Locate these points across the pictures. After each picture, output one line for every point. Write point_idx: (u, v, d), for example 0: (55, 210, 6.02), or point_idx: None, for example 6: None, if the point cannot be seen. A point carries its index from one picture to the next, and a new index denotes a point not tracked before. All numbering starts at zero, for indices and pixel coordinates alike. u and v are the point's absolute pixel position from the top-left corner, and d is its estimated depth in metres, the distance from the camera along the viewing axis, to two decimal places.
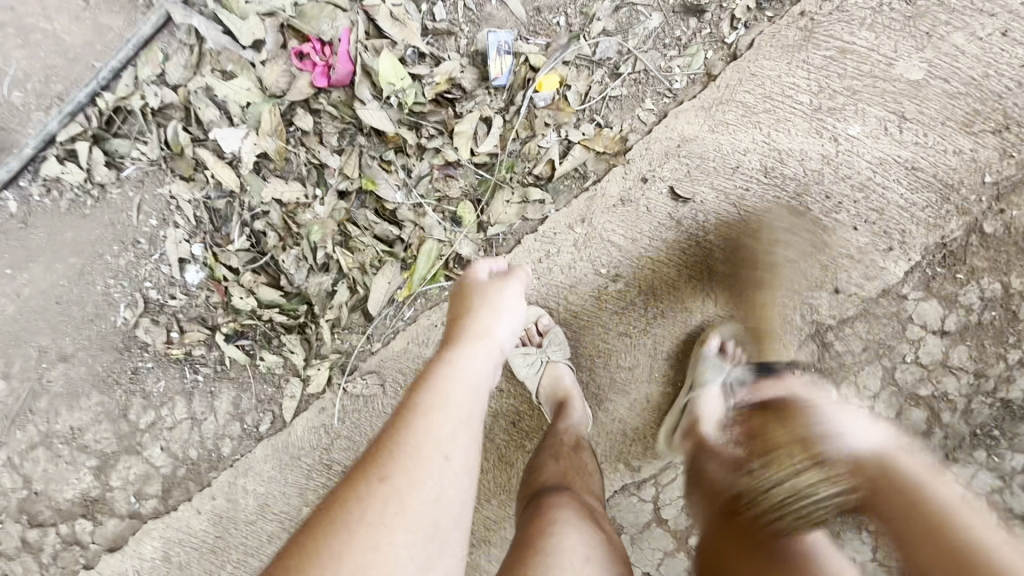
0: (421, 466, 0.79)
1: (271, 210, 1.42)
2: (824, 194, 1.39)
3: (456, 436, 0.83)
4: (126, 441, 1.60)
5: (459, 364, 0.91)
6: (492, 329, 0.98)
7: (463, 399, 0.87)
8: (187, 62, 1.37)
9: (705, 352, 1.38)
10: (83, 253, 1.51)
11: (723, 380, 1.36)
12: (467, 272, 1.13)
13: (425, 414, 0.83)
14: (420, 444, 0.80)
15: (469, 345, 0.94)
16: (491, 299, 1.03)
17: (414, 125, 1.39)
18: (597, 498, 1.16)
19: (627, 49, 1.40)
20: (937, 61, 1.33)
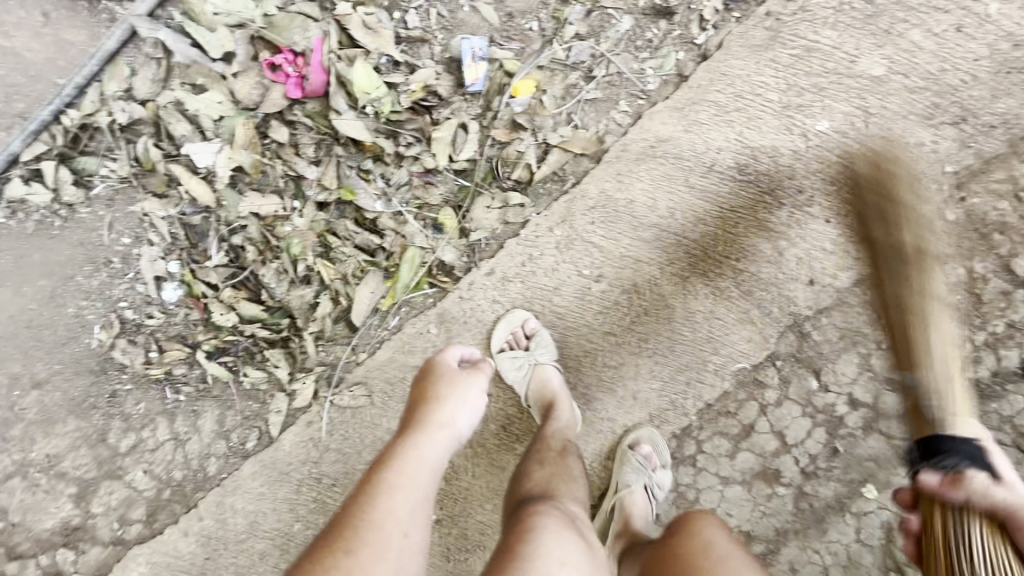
0: (384, 539, 0.91)
1: (249, 224, 1.39)
2: (796, 188, 1.43)
3: (414, 517, 0.96)
4: (107, 466, 1.56)
5: (419, 450, 1.06)
6: (452, 420, 1.13)
7: (423, 480, 1.02)
8: (155, 77, 1.34)
9: (631, 457, 1.44)
10: (53, 275, 1.47)
11: (648, 481, 1.43)
12: (435, 356, 1.29)
13: (389, 494, 0.97)
14: (384, 519, 0.93)
15: (430, 432, 1.10)
16: (452, 389, 1.19)
17: (392, 133, 1.39)
18: (581, 505, 1.17)
19: (600, 52, 1.43)
20: (896, 57, 1.39)
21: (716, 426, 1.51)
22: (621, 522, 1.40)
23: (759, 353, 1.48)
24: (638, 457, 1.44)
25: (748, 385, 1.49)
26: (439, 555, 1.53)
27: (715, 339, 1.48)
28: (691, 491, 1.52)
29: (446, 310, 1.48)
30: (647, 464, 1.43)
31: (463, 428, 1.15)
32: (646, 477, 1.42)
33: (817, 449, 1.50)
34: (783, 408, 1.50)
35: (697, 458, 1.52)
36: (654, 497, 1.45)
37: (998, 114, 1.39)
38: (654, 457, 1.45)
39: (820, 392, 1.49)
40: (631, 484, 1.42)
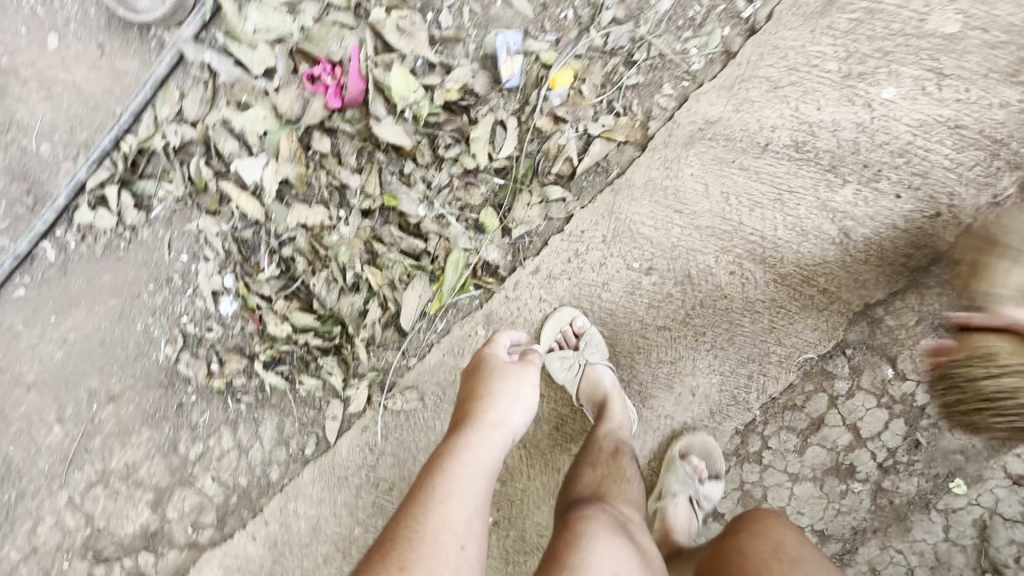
0: (441, 550, 0.91)
1: (297, 235, 1.40)
2: (863, 162, 1.32)
3: (471, 524, 0.96)
4: (179, 473, 1.64)
5: (472, 453, 1.03)
6: (505, 419, 1.11)
7: (478, 487, 1.00)
8: (203, 99, 1.38)
9: (679, 464, 1.39)
10: (122, 294, 1.55)
11: (694, 493, 1.37)
12: (485, 348, 1.29)
13: (443, 502, 0.95)
14: (437, 532, 0.92)
15: (483, 432, 1.07)
16: (505, 385, 1.17)
17: (431, 135, 1.38)
18: (633, 506, 1.16)
19: (639, 35, 1.38)
20: (973, 11, 1.25)
21: (783, 420, 1.43)
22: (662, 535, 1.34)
23: (826, 342, 1.39)
24: (688, 469, 1.38)
25: (815, 376, 1.41)
26: (497, 557, 1.52)
27: (779, 329, 1.39)
28: (758, 489, 1.45)
29: (493, 310, 1.46)
30: (696, 476, 1.38)
31: (516, 427, 1.13)
32: (693, 488, 1.37)
33: (897, 443, 1.40)
34: (857, 399, 1.41)
35: (762, 454, 1.45)
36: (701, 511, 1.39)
37: None
38: (705, 471, 1.39)
39: (897, 381, 1.39)
40: (676, 493, 1.37)
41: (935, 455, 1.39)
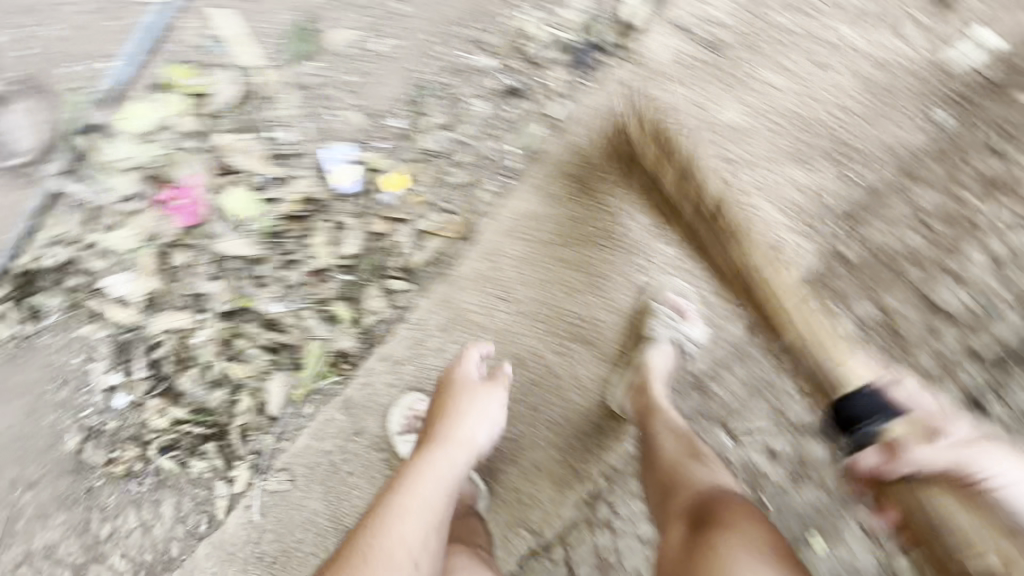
0: (393, 566, 1.03)
1: (165, 339, 1.55)
2: (668, 245, 1.40)
3: (427, 538, 1.09)
4: (91, 551, 1.77)
5: (433, 470, 1.19)
6: (468, 439, 1.27)
7: (433, 501, 1.14)
8: (80, 221, 1.53)
9: (661, 309, 1.38)
10: (30, 393, 1.71)
11: (676, 335, 1.38)
12: (457, 363, 1.39)
13: (398, 518, 1.09)
14: (393, 548, 1.05)
15: (447, 449, 1.23)
16: (470, 406, 1.31)
17: (275, 244, 1.51)
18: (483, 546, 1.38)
19: (460, 138, 1.47)
20: (751, 101, 1.33)
21: (627, 489, 1.49)
22: (640, 378, 1.38)
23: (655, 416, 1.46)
24: (670, 310, 1.39)
25: None
26: None
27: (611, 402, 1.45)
28: (613, 553, 1.50)
29: (350, 397, 1.57)
30: (678, 316, 1.38)
31: (478, 445, 1.28)
32: (679, 329, 1.38)
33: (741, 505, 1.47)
34: None
35: (612, 520, 1.50)
36: (684, 354, 1.41)
37: (874, 141, 1.32)
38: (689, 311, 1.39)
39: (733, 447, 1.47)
40: (660, 338, 1.37)
41: (785, 514, 1.47)
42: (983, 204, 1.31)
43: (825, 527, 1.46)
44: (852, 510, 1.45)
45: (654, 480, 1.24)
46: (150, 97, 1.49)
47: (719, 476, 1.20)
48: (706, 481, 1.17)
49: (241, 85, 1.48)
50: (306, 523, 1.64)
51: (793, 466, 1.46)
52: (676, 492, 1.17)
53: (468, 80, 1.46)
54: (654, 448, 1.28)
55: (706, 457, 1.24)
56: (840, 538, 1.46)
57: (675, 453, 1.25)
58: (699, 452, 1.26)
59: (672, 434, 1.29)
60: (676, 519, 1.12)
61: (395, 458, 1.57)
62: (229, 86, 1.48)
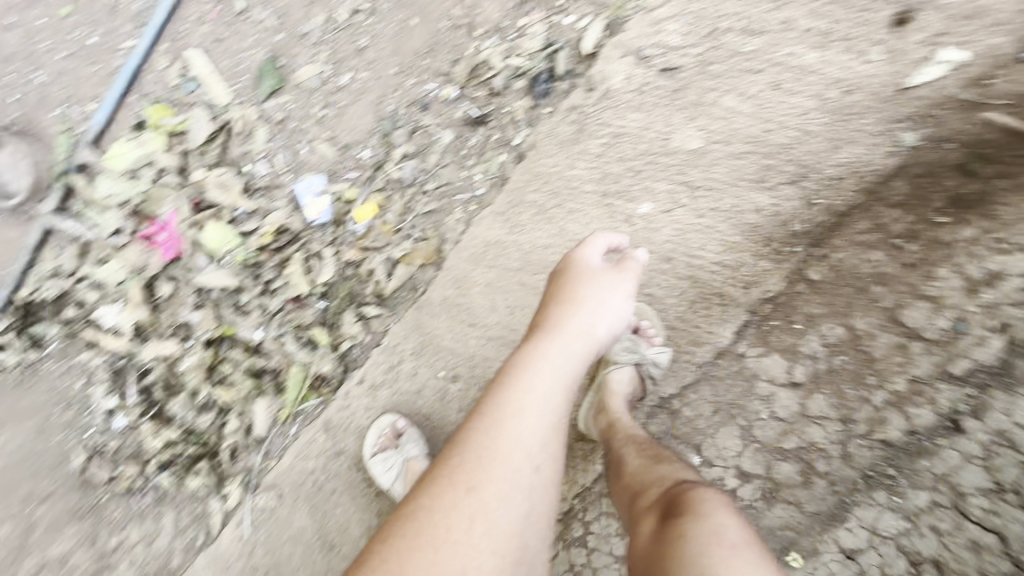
0: (511, 474, 0.80)
1: (155, 366, 1.63)
2: None
3: (547, 445, 0.84)
4: (103, 560, 1.82)
5: (548, 364, 0.88)
6: (589, 328, 0.94)
7: (554, 399, 0.86)
8: (75, 256, 1.62)
9: (624, 333, 1.36)
10: (40, 414, 1.82)
11: (641, 357, 1.36)
12: (576, 250, 1.05)
13: (513, 417, 0.83)
14: (509, 451, 0.81)
15: (564, 342, 0.91)
16: (590, 292, 0.98)
17: (254, 273, 1.57)
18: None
19: (427, 167, 1.50)
20: (712, 127, 1.32)
21: (600, 508, 1.50)
22: (602, 401, 1.33)
23: None
24: (632, 334, 1.37)
25: None
26: None
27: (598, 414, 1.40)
28: None
29: (330, 418, 1.62)
30: (640, 341, 1.37)
31: (604, 336, 0.95)
32: (642, 353, 1.36)
33: None
34: None
35: (587, 539, 1.50)
36: (648, 377, 1.39)
37: (841, 163, 1.30)
38: (652, 334, 1.39)
39: None
40: (621, 363, 1.33)
41: None
42: None
43: None
44: None
45: (620, 487, 1.09)
46: (132, 137, 1.56)
47: (689, 473, 1.04)
48: (673, 476, 1.02)
49: (216, 122, 1.53)
50: (293, 539, 1.68)
51: None
52: (644, 492, 1.01)
53: (434, 111, 1.48)
54: (619, 459, 1.16)
55: (671, 457, 1.09)
56: None
57: (638, 460, 1.11)
58: (664, 454, 1.11)
59: (634, 443, 1.18)
60: (642, 518, 0.95)
61: (375, 476, 1.62)
62: (204, 124, 1.53)
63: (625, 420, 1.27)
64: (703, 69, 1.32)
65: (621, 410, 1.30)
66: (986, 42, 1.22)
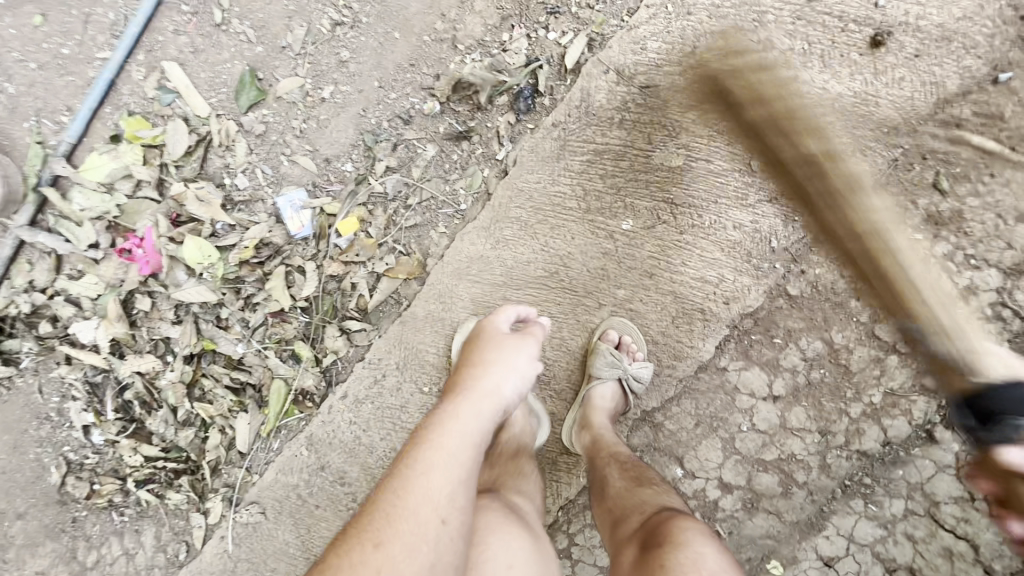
0: (418, 527, 0.88)
1: (134, 381, 1.59)
2: (616, 286, 1.40)
3: (455, 496, 0.93)
4: None
5: (457, 425, 1.02)
6: (495, 389, 1.11)
7: (462, 456, 0.98)
8: (49, 269, 1.58)
9: (605, 348, 1.34)
10: (13, 430, 1.76)
11: (623, 373, 1.35)
12: (489, 318, 1.32)
13: (423, 473, 0.94)
14: (417, 504, 0.90)
15: (473, 400, 1.08)
16: (497, 355, 1.18)
17: (234, 288, 1.54)
18: (525, 497, 1.22)
19: (411, 180, 1.49)
20: (693, 145, 1.33)
21: (584, 519, 1.51)
22: (584, 415, 1.38)
23: None
24: (615, 349, 1.36)
25: None
26: None
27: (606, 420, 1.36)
28: None
29: (314, 433, 1.61)
30: (623, 357, 1.35)
31: (509, 396, 1.12)
32: (623, 368, 1.34)
33: None
34: None
35: (571, 550, 1.51)
36: (631, 392, 1.41)
37: (819, 182, 1.32)
38: (633, 349, 1.37)
39: (686, 479, 1.46)
40: (603, 377, 1.36)
41: (743, 541, 1.45)
42: (927, 242, 1.32)
43: (783, 551, 1.44)
44: (809, 538, 1.43)
45: (604, 508, 1.15)
46: (108, 150, 1.52)
47: (668, 499, 1.13)
48: (655, 503, 1.10)
49: (195, 135, 1.51)
50: (277, 553, 1.67)
51: (746, 497, 1.45)
52: (628, 517, 1.08)
53: (417, 125, 1.48)
54: (603, 480, 1.20)
55: (653, 481, 1.17)
56: (795, 562, 1.43)
57: (621, 482, 1.17)
58: (646, 477, 1.18)
59: (617, 462, 1.22)
60: (624, 542, 1.03)
61: (359, 491, 1.60)
62: (183, 137, 1.50)
63: (608, 436, 1.31)
64: (683, 88, 1.33)
65: (604, 424, 1.34)
66: (957, 64, 1.26)
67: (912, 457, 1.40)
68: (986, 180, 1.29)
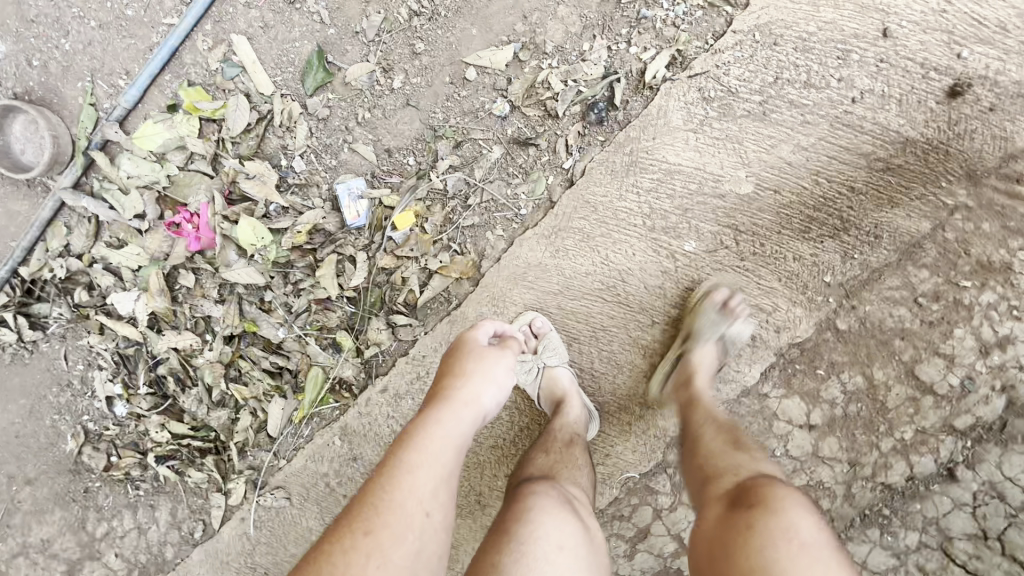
0: (404, 520, 0.86)
1: (170, 356, 1.56)
2: (671, 305, 1.42)
3: (440, 492, 0.92)
4: (87, 548, 1.75)
5: (439, 430, 0.98)
6: (476, 399, 1.05)
7: (448, 456, 0.96)
8: (88, 235, 1.53)
9: (710, 301, 1.34)
10: (30, 395, 1.70)
11: (723, 333, 1.34)
12: (468, 332, 1.24)
13: (409, 470, 0.91)
14: (404, 499, 0.88)
15: (458, 405, 1.04)
16: (478, 366, 1.11)
17: (282, 272, 1.52)
18: (582, 490, 1.17)
19: (473, 180, 1.48)
20: (763, 174, 1.35)
21: (611, 529, 1.53)
22: (685, 371, 1.32)
23: (644, 462, 1.51)
24: (719, 308, 1.34)
25: (639, 492, 1.52)
26: None
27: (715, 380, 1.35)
28: None
29: (349, 423, 1.60)
30: (725, 314, 1.34)
31: (490, 407, 1.08)
32: (723, 329, 1.34)
33: None
34: (678, 513, 1.51)
35: None
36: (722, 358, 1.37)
37: (882, 222, 1.35)
38: (738, 313, 1.35)
39: None
40: (707, 335, 1.33)
41: None
42: (975, 289, 1.36)
43: None
44: None
45: (694, 464, 1.10)
46: (164, 119, 1.48)
47: (766, 467, 1.05)
48: (750, 468, 1.03)
49: (257, 113, 1.47)
50: (299, 537, 1.68)
51: None
52: (718, 476, 1.02)
53: (485, 125, 1.46)
54: (697, 437, 1.16)
55: (749, 446, 1.11)
56: None
57: (716, 443, 1.12)
58: (743, 442, 1.11)
59: (711, 423, 1.18)
60: (712, 499, 0.98)
61: None
62: (244, 113, 1.46)
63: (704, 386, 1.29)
64: (759, 117, 1.34)
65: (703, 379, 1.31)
66: None
67: (932, 492, 1.43)
68: None
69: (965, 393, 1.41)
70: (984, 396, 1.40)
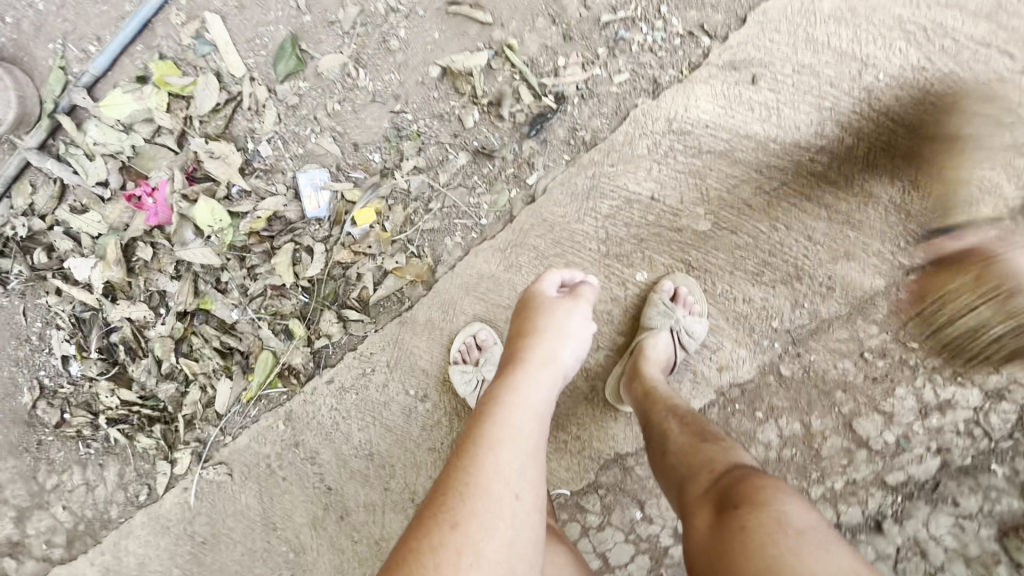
0: (494, 505, 0.83)
1: (123, 326, 1.57)
2: (618, 331, 1.43)
3: (526, 468, 0.89)
4: (37, 498, 1.67)
5: (522, 398, 0.98)
6: (555, 355, 1.07)
7: (529, 431, 0.94)
8: (52, 196, 1.53)
9: (658, 299, 1.34)
10: None
11: (675, 325, 1.34)
12: (533, 285, 1.22)
13: (492, 449, 0.89)
14: (490, 482, 0.85)
15: (538, 367, 1.05)
16: (551, 323, 1.11)
17: (239, 256, 1.52)
18: (549, 522, 1.24)
19: (436, 186, 1.46)
20: (722, 214, 1.34)
21: None
22: (636, 361, 1.33)
23: (577, 481, 1.50)
24: (668, 300, 1.35)
25: (570, 508, 1.50)
26: None
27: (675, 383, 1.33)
28: None
29: (293, 410, 1.60)
30: (675, 307, 1.34)
31: (569, 364, 1.10)
32: (674, 320, 1.33)
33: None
34: (605, 533, 1.49)
35: None
36: (681, 346, 1.37)
37: (835, 275, 1.34)
38: (689, 302, 1.35)
39: (644, 522, 1.48)
40: (656, 328, 1.34)
41: None
42: (922, 351, 1.34)
43: None
44: None
45: (665, 468, 1.06)
46: (133, 89, 1.47)
47: (739, 455, 1.01)
48: (724, 461, 0.98)
49: (227, 93, 1.46)
50: (234, 514, 1.65)
51: None
52: (695, 477, 0.97)
53: (452, 130, 1.44)
54: (662, 434, 1.12)
55: (717, 436, 1.05)
56: None
57: (683, 437, 1.08)
58: (710, 432, 1.08)
59: (675, 416, 1.14)
60: (697, 503, 0.92)
61: (328, 473, 1.61)
62: (213, 92, 1.46)
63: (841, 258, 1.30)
64: (724, 156, 1.33)
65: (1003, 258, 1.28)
66: (990, 189, 1.27)
67: (858, 541, 1.40)
68: (992, 306, 1.30)
69: (899, 451, 1.38)
70: (918, 456, 1.37)
